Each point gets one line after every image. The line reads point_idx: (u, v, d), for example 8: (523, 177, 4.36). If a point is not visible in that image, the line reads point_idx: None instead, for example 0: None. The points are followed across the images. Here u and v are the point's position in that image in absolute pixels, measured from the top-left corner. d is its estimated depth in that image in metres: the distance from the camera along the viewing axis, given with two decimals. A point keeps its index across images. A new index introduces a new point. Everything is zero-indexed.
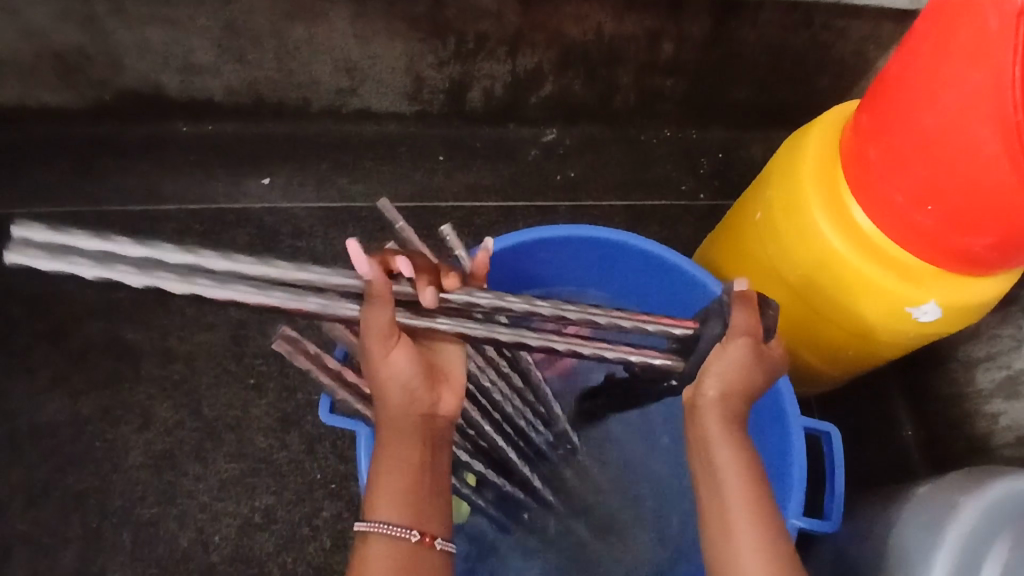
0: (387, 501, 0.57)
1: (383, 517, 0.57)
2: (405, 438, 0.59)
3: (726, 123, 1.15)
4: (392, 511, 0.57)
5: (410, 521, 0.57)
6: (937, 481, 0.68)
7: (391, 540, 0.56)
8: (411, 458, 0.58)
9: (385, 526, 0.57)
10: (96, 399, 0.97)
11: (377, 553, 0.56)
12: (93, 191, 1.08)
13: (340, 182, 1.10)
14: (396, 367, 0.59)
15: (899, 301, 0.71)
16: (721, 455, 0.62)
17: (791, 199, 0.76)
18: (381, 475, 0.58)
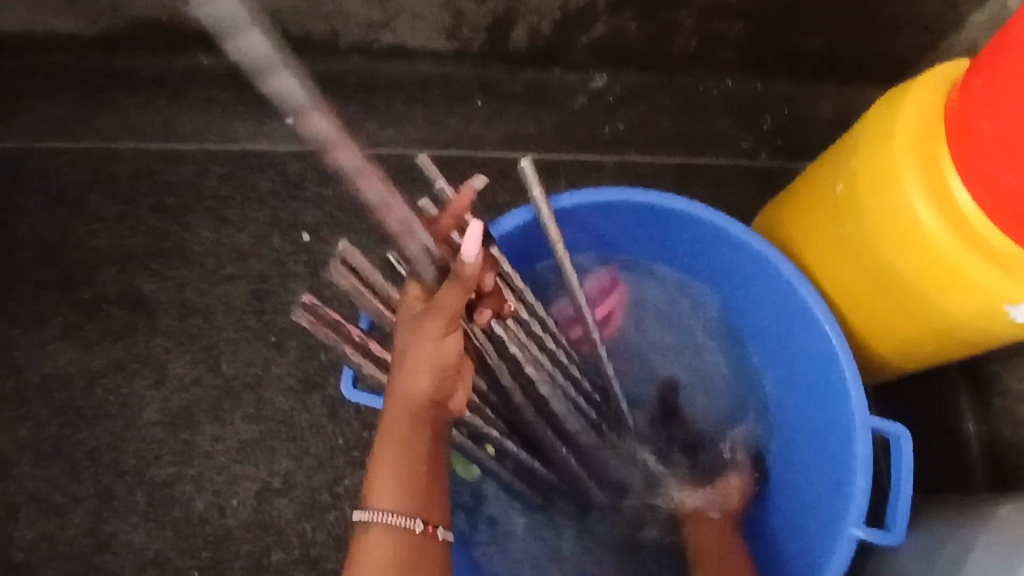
0: (392, 487, 0.52)
1: (385, 504, 0.52)
2: (425, 425, 0.54)
3: (792, 75, 1.04)
4: (396, 499, 0.52)
5: (416, 512, 0.52)
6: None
7: (392, 529, 0.51)
8: (424, 446, 0.53)
9: (388, 514, 0.51)
10: (112, 351, 0.94)
11: (377, 542, 0.51)
12: (105, 129, 1.01)
13: (370, 127, 1.02)
14: (443, 351, 0.54)
15: (996, 298, 0.63)
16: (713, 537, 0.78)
17: (880, 171, 0.67)
18: (387, 457, 0.53)
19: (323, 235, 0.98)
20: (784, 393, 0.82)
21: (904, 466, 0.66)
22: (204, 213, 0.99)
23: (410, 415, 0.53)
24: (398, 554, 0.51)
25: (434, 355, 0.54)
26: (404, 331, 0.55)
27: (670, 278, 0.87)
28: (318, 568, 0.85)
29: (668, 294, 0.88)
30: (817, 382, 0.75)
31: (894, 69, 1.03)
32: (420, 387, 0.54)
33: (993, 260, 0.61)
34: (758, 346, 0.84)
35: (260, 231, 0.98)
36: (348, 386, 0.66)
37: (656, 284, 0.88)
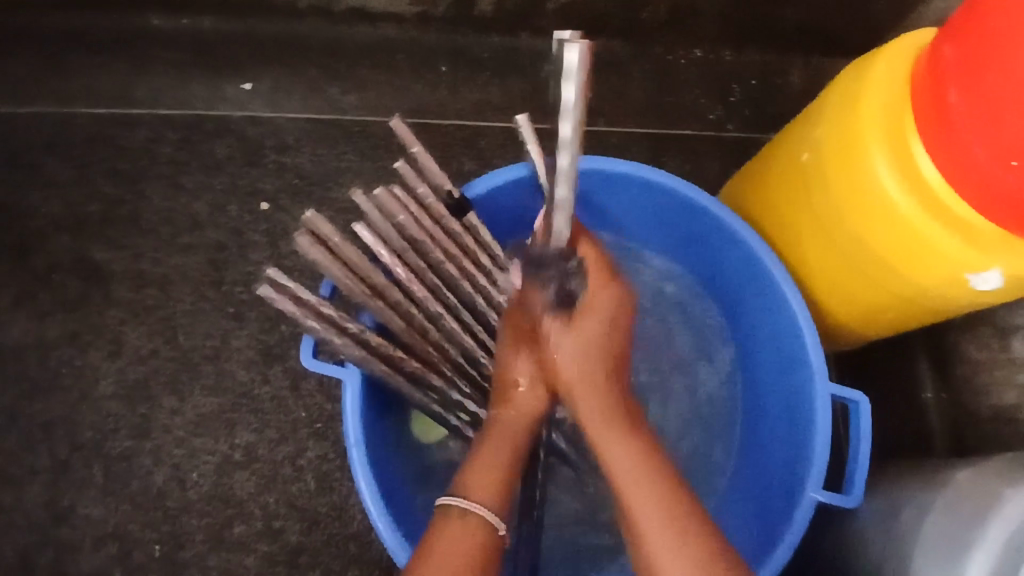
0: (486, 483, 0.56)
1: (478, 499, 0.56)
2: (520, 439, 0.60)
3: (763, 44, 1.03)
4: (487, 494, 0.56)
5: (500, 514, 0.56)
6: (976, 474, 0.63)
7: (481, 523, 0.54)
8: (514, 454, 0.59)
9: (481, 510, 0.55)
10: (63, 322, 0.91)
11: (462, 530, 0.54)
12: (56, 91, 0.97)
13: (331, 92, 0.99)
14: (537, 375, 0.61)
15: (959, 267, 0.63)
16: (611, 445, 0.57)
17: (846, 141, 0.67)
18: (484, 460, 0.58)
19: (283, 204, 0.95)
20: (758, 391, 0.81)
21: (863, 430, 0.67)
22: (157, 179, 0.96)
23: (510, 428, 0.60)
24: (473, 547, 0.53)
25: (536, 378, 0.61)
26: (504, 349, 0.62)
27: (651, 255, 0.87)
28: (281, 540, 0.84)
29: (651, 269, 0.88)
30: (788, 363, 0.74)
31: (862, 39, 1.02)
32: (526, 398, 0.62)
33: (957, 228, 0.62)
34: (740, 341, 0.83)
35: (217, 199, 0.95)
36: (308, 356, 0.64)
37: (637, 259, 0.87)
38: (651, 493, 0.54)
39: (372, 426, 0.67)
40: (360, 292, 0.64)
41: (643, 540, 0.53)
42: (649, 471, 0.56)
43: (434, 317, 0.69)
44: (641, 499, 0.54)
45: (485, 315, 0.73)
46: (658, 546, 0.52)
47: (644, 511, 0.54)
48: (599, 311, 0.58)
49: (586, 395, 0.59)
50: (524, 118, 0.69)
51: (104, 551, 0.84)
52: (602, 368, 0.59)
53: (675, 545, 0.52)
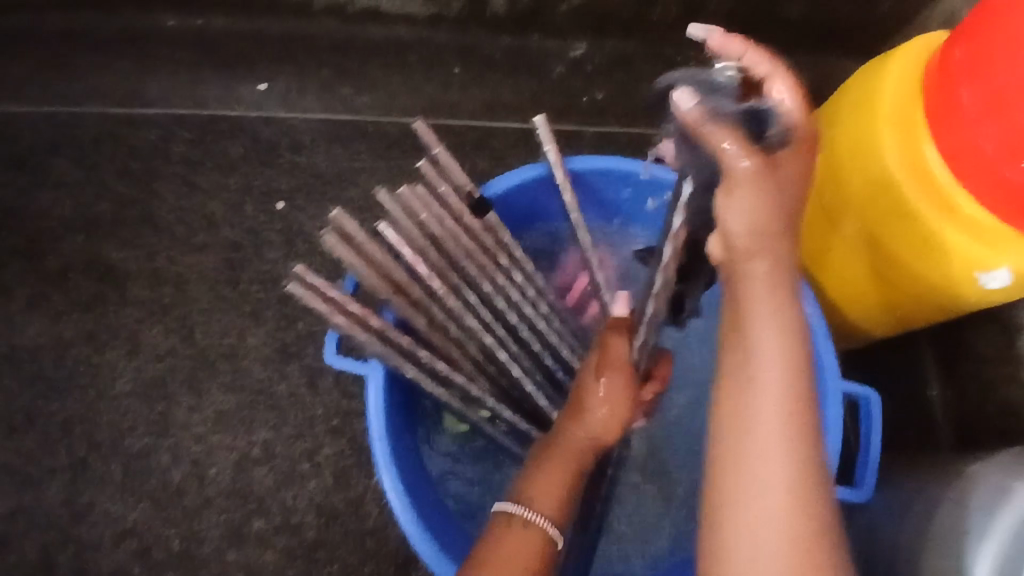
0: (551, 495, 0.58)
1: (540, 508, 0.57)
2: (588, 457, 0.61)
3: (772, 44, 1.04)
4: (550, 505, 0.57)
5: (558, 526, 0.57)
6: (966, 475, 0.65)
7: (540, 532, 0.56)
8: (581, 473, 0.60)
9: (542, 520, 0.56)
10: (80, 322, 0.92)
11: (521, 537, 0.55)
12: (70, 92, 0.98)
13: (343, 92, 1.00)
14: (613, 402, 0.62)
15: (970, 264, 0.65)
16: (762, 322, 0.47)
17: (861, 140, 0.68)
18: (548, 476, 0.59)
19: (297, 203, 0.96)
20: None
21: (873, 426, 0.69)
22: (171, 179, 0.97)
23: (574, 449, 0.61)
24: (529, 556, 0.54)
25: (611, 406, 0.62)
26: (583, 376, 0.65)
27: None
28: (299, 535, 0.85)
29: None
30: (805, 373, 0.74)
31: (869, 39, 1.03)
32: (591, 424, 0.61)
33: (968, 227, 0.63)
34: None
35: (231, 198, 0.96)
36: (332, 352, 0.66)
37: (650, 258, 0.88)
38: (786, 399, 0.46)
39: (394, 420, 0.69)
40: (383, 289, 0.65)
41: (749, 435, 0.46)
42: (795, 369, 0.47)
43: (455, 316, 0.70)
44: (771, 383, 0.46)
45: (504, 313, 0.74)
46: (767, 439, 0.46)
47: (764, 405, 0.46)
48: (794, 169, 0.47)
49: (762, 262, 0.47)
50: (541, 118, 0.70)
51: (124, 547, 0.85)
52: (777, 231, 0.47)
53: (786, 460, 0.46)
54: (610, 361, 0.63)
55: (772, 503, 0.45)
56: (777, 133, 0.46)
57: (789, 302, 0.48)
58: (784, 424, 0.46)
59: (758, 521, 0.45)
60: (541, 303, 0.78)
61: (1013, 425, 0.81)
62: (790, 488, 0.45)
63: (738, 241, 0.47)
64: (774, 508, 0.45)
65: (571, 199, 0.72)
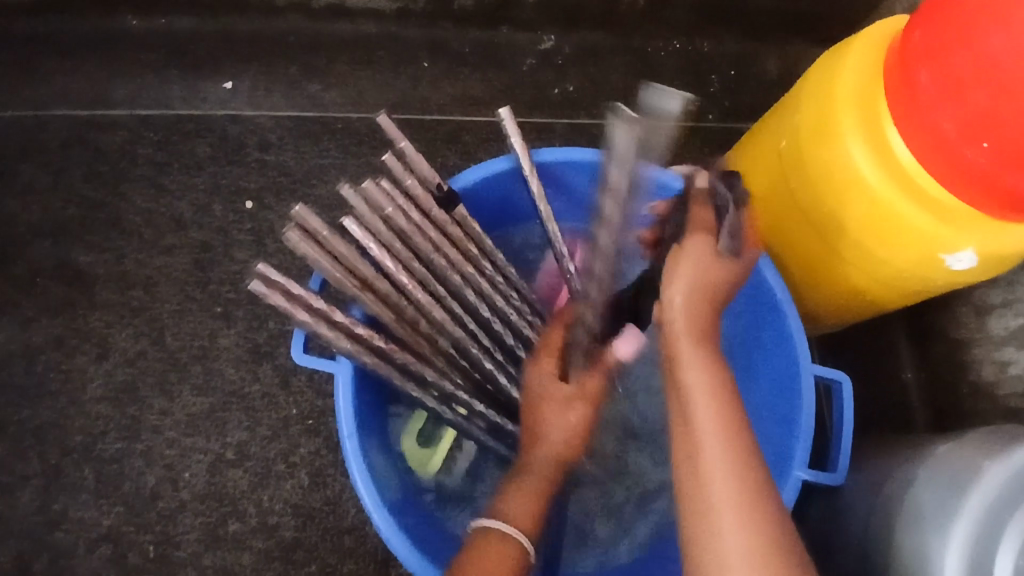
0: (528, 512, 0.62)
1: (520, 525, 0.60)
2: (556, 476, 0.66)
3: (740, 34, 1.05)
4: (526, 522, 0.61)
5: (532, 537, 0.61)
6: (928, 467, 0.65)
7: (518, 546, 0.59)
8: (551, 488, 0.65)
9: (518, 533, 0.60)
10: (48, 327, 0.90)
11: (501, 546, 0.58)
12: (33, 94, 0.97)
13: (312, 89, 0.99)
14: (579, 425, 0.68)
15: (934, 245, 0.65)
16: (689, 368, 0.54)
17: (822, 125, 0.68)
18: (527, 490, 0.63)
19: (267, 202, 0.95)
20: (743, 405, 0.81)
21: (845, 409, 0.69)
22: (139, 180, 0.96)
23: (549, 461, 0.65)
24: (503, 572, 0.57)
25: (567, 427, 0.67)
26: (538, 386, 0.69)
27: None
28: (276, 537, 0.84)
29: None
30: (777, 365, 0.75)
31: (835, 28, 1.04)
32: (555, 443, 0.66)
33: (932, 209, 0.63)
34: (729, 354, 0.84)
35: (200, 199, 0.95)
36: (298, 351, 0.65)
37: None
38: (718, 428, 0.51)
39: (363, 418, 0.68)
40: (349, 286, 0.64)
41: (698, 467, 0.50)
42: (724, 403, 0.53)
43: (425, 312, 0.70)
44: (703, 409, 0.52)
45: (475, 307, 0.73)
46: (713, 464, 0.50)
47: (705, 436, 0.51)
48: (708, 255, 0.57)
49: (679, 298, 0.56)
50: (503, 112, 0.69)
51: (98, 554, 0.84)
52: (707, 293, 0.57)
53: (726, 482, 0.49)
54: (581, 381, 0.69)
55: (728, 519, 0.48)
56: (734, 242, 0.60)
57: (711, 350, 0.55)
58: (725, 451, 0.50)
59: (721, 543, 0.48)
60: (515, 297, 0.77)
61: (986, 406, 0.82)
62: (737, 510, 0.48)
63: (675, 296, 0.56)
64: (728, 531, 0.48)
65: (538, 190, 0.72)
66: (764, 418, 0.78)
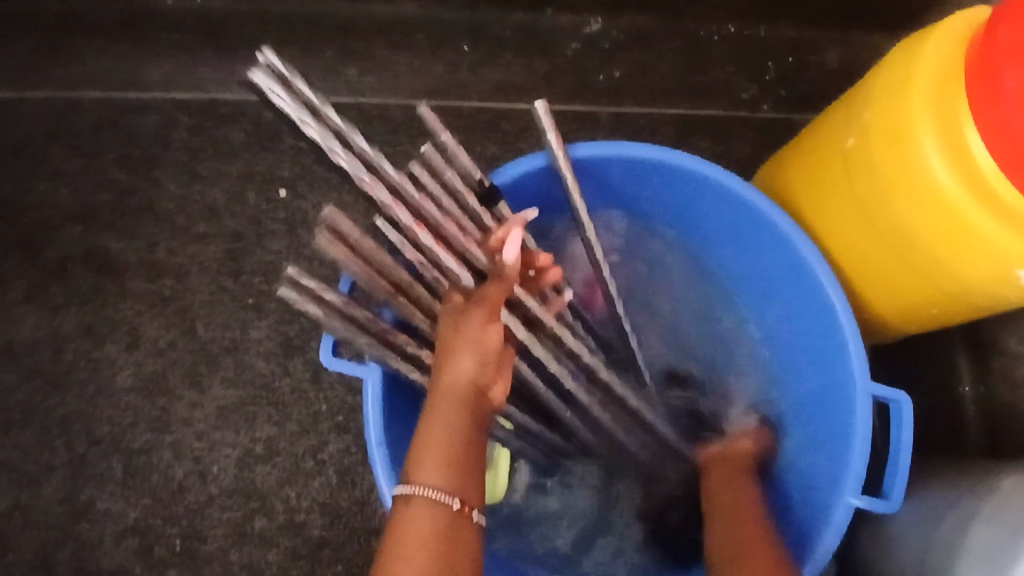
0: (435, 461, 0.52)
1: (428, 480, 0.52)
2: (467, 409, 0.55)
3: (801, 21, 0.98)
4: (437, 472, 0.52)
5: (448, 490, 0.52)
6: (996, 500, 0.60)
7: (433, 505, 0.51)
8: (469, 427, 0.54)
9: (427, 490, 0.52)
10: (79, 314, 0.89)
11: (419, 513, 0.51)
12: (69, 76, 0.95)
13: (349, 74, 0.96)
14: (486, 338, 0.56)
15: (1009, 260, 0.60)
16: (725, 486, 0.73)
17: (892, 125, 0.63)
18: (432, 435, 0.53)
19: (300, 190, 0.92)
20: (795, 408, 0.77)
21: (902, 430, 0.65)
22: (171, 166, 0.94)
23: (456, 394, 0.55)
24: (426, 530, 0.51)
25: (466, 344, 0.56)
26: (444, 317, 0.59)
27: (684, 254, 0.84)
28: (303, 535, 0.83)
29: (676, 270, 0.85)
30: (829, 381, 0.71)
31: (903, 16, 0.97)
32: (458, 376, 0.55)
33: (1010, 222, 0.58)
34: (777, 365, 0.80)
35: (233, 186, 0.93)
36: (328, 354, 0.64)
37: (666, 256, 0.84)
38: (747, 510, 0.68)
39: (392, 422, 0.66)
40: (380, 289, 0.61)
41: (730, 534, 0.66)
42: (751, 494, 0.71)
43: None
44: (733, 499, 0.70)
45: None
46: (741, 531, 0.66)
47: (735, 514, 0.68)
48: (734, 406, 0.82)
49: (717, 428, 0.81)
50: (540, 102, 0.60)
51: (125, 546, 0.84)
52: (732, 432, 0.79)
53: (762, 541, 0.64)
54: (477, 292, 0.58)
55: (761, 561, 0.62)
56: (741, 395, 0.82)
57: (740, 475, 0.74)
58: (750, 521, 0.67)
59: None
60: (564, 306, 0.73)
61: None
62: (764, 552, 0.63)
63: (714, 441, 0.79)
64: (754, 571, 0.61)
65: (575, 192, 0.67)
66: (815, 431, 0.74)
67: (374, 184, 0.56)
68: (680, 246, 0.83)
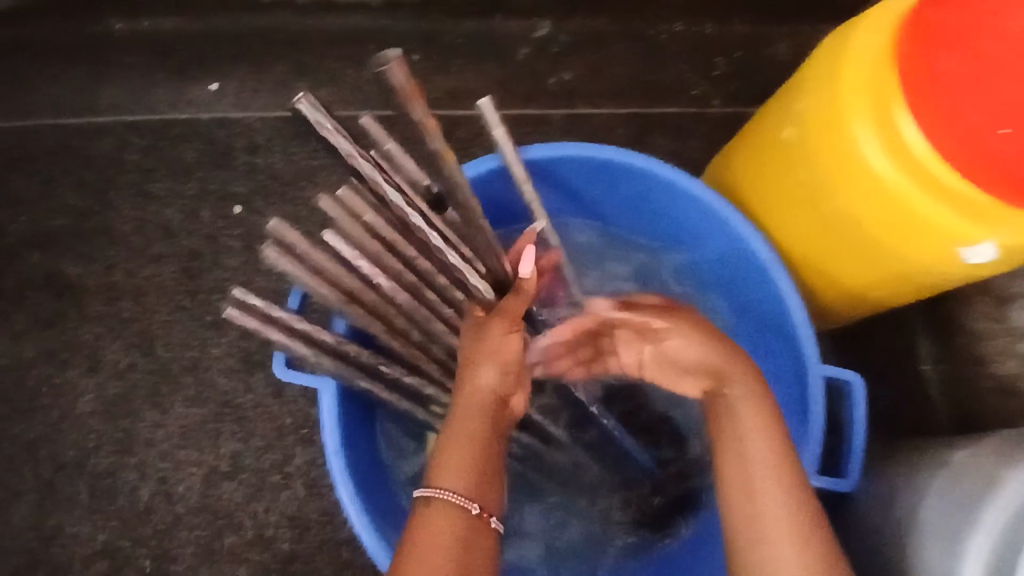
0: (458, 468, 0.52)
1: (450, 483, 0.51)
2: (490, 417, 0.55)
3: (746, 16, 1.00)
4: (461, 478, 0.51)
5: (472, 495, 0.51)
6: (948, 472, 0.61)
7: (453, 508, 0.50)
8: (490, 435, 0.54)
9: (447, 493, 0.51)
10: (39, 340, 0.89)
11: (439, 518, 0.50)
12: (19, 102, 0.95)
13: (300, 88, 0.96)
14: (507, 347, 0.57)
15: (950, 240, 0.61)
16: (745, 434, 0.55)
17: (826, 112, 0.64)
18: (454, 442, 0.53)
19: (256, 206, 0.93)
20: None
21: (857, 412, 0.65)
22: (125, 187, 0.94)
23: (477, 403, 0.54)
24: (450, 535, 0.49)
25: (489, 354, 0.56)
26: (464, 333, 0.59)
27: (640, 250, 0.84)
28: (273, 549, 0.83)
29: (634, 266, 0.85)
30: (785, 368, 0.71)
31: (845, 7, 0.99)
32: (482, 384, 0.55)
33: (950, 201, 0.59)
34: None
35: (188, 205, 0.93)
36: (281, 368, 0.64)
37: (623, 252, 0.85)
38: (775, 467, 0.53)
39: (348, 432, 0.66)
40: (332, 300, 0.60)
41: (756, 514, 0.52)
42: (788, 470, 0.53)
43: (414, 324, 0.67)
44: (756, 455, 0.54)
45: None
46: (768, 505, 0.52)
47: (756, 477, 0.53)
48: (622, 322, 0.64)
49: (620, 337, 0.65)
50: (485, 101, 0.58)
51: (94, 569, 0.83)
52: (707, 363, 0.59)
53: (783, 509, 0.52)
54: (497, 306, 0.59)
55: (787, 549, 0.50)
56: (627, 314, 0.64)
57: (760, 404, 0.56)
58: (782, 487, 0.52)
59: None
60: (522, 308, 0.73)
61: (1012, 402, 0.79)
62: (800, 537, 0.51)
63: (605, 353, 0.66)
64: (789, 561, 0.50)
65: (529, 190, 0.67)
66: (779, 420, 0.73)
67: (389, 189, 0.52)
68: (636, 242, 0.84)
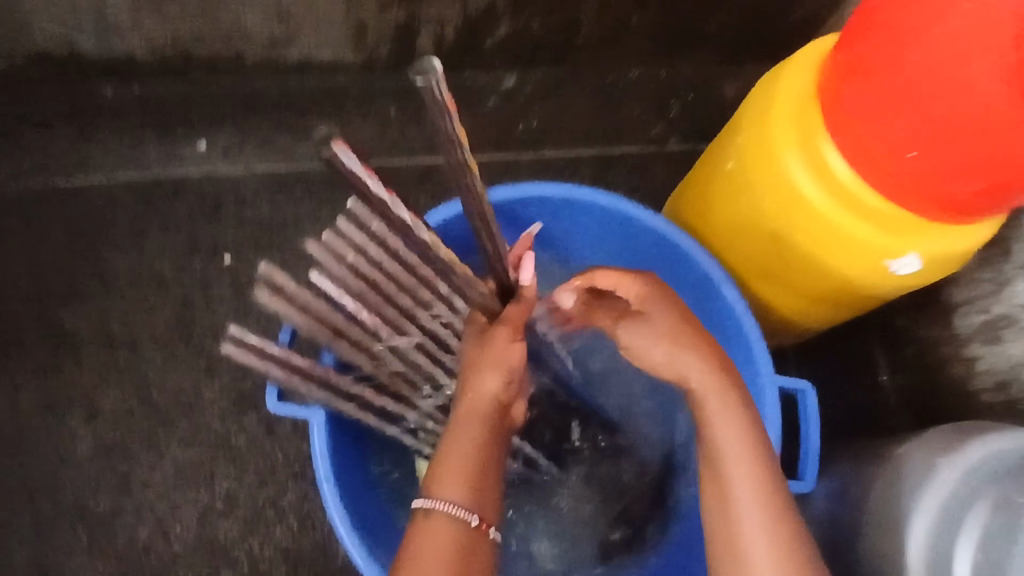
0: (457, 479, 0.57)
1: (449, 495, 0.56)
2: (490, 426, 0.61)
3: (696, 62, 1.09)
4: (459, 490, 0.57)
5: (471, 506, 0.56)
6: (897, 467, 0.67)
7: (452, 519, 0.55)
8: (489, 444, 0.60)
9: (446, 506, 0.56)
10: (38, 390, 0.93)
11: (439, 528, 0.55)
12: (14, 164, 1.00)
13: (284, 142, 1.03)
14: (509, 357, 0.63)
15: (878, 254, 0.68)
16: (719, 428, 0.62)
17: (759, 146, 0.71)
18: (455, 454, 0.58)
19: (245, 255, 0.99)
20: None
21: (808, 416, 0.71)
22: (119, 242, 0.99)
23: (478, 412, 0.60)
24: (451, 545, 0.55)
25: (494, 363, 0.62)
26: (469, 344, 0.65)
27: None
28: None
29: None
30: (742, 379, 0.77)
31: (786, 51, 1.08)
32: (485, 392, 0.61)
33: (873, 220, 0.66)
34: None
35: (179, 256, 0.98)
36: (273, 401, 0.68)
37: None
38: (750, 465, 0.60)
39: (338, 459, 0.70)
40: (322, 334, 0.65)
41: (728, 510, 0.59)
42: (762, 489, 0.59)
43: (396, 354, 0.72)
44: (738, 462, 0.60)
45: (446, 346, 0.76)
46: (738, 496, 0.59)
47: (735, 475, 0.59)
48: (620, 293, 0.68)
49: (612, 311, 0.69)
50: None
51: None
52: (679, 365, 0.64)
53: (752, 507, 0.58)
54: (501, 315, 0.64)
55: (759, 543, 0.57)
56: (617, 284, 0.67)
57: (737, 402, 0.62)
58: (753, 480, 0.59)
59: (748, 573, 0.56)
60: None
61: (959, 404, 0.85)
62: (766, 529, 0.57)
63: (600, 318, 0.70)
64: (761, 552, 0.56)
65: None
66: None
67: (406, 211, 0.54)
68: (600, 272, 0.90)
